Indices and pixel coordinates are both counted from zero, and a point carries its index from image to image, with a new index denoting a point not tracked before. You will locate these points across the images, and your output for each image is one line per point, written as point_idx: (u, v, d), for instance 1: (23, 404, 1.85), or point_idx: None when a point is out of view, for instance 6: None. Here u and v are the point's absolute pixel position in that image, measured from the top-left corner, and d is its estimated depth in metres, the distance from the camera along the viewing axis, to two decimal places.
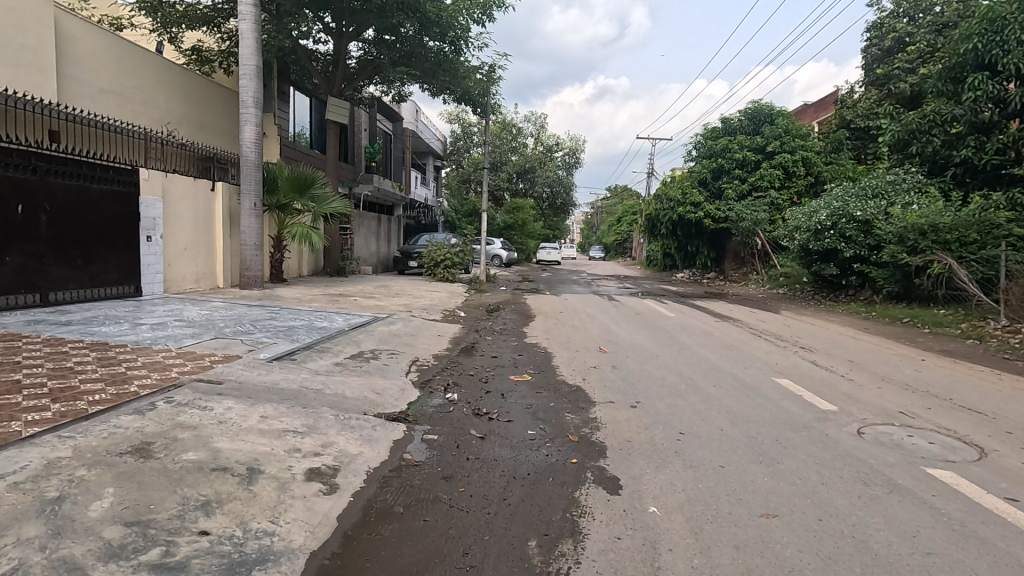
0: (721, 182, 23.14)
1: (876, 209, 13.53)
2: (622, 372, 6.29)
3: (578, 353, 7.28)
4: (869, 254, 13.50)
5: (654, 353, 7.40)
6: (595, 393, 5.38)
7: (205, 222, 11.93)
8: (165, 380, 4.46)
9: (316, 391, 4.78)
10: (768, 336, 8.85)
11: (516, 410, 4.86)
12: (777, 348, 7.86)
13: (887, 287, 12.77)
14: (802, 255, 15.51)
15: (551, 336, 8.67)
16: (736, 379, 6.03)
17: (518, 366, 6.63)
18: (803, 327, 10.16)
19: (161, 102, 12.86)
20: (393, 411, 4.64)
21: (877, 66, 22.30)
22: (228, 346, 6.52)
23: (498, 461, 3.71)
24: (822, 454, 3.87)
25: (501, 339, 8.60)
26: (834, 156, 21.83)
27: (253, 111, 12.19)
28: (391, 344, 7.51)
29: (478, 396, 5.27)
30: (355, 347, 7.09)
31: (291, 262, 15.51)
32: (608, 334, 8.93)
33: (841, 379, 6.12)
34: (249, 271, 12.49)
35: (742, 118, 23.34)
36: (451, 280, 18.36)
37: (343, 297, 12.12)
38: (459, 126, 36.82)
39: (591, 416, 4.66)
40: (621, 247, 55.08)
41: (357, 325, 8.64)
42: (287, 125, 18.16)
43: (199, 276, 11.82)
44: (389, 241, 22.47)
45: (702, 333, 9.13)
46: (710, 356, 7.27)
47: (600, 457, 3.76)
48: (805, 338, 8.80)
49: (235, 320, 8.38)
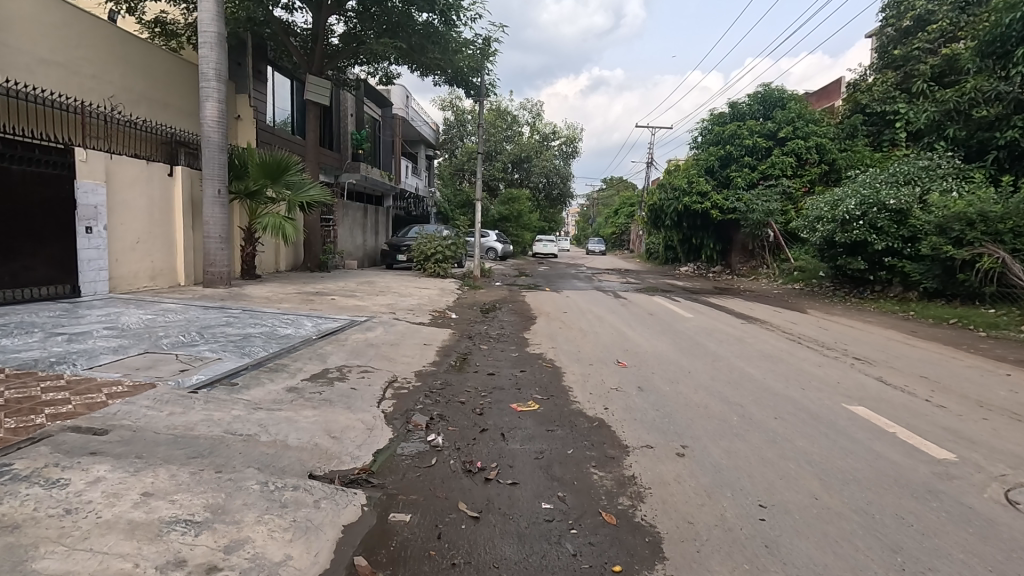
0: (729, 170, 21.90)
1: (910, 196, 12.28)
2: (653, 398, 4.96)
3: (592, 369, 5.96)
4: (903, 246, 12.23)
5: (685, 368, 6.07)
6: (624, 432, 4.09)
7: (163, 213, 10.53)
8: (20, 433, 3.09)
9: (245, 442, 3.43)
10: (811, 344, 7.52)
11: (521, 463, 3.57)
12: (828, 359, 6.57)
13: (924, 283, 11.51)
14: (824, 248, 14.20)
15: (558, 345, 7.34)
16: (802, 407, 4.71)
17: (520, 388, 5.29)
18: (841, 330, 8.90)
19: (116, 78, 11.37)
20: (349, 469, 3.34)
21: (894, 49, 20.76)
22: (155, 365, 5.15)
23: (500, 571, 2.41)
24: (986, 551, 2.59)
25: (498, 347, 7.29)
26: (849, 142, 20.50)
27: (215, 84, 10.71)
28: (365, 359, 6.13)
29: (470, 439, 3.96)
30: (320, 364, 5.71)
31: (265, 256, 14.13)
32: (623, 341, 7.60)
33: (929, 406, 4.83)
34: (213, 267, 11.06)
35: (751, 103, 22.13)
36: (443, 275, 17.00)
37: (318, 297, 10.73)
38: (453, 113, 35.31)
39: (627, 474, 3.38)
40: (620, 241, 53.78)
41: (327, 332, 7.28)
42: (263, 107, 16.71)
43: (154, 273, 10.42)
44: (377, 233, 21.12)
45: (731, 340, 7.81)
46: (755, 372, 5.96)
47: (655, 559, 2.49)
48: (855, 346, 7.48)
49: (181, 328, 6.97)
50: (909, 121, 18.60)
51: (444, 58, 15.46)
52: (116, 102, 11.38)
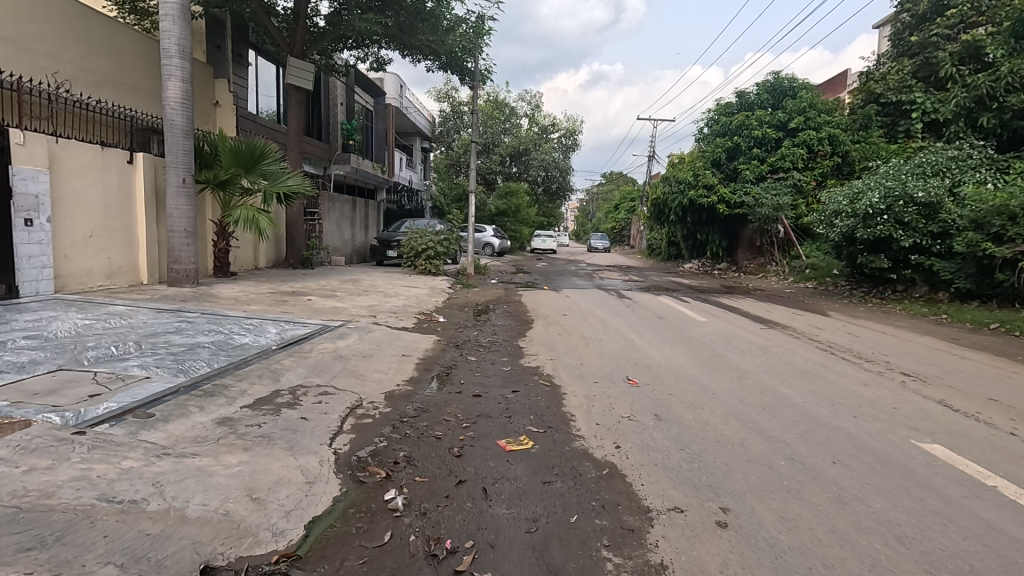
0: (737, 162, 20.88)
1: (939, 188, 11.34)
2: (675, 431, 4.01)
3: (598, 389, 5.02)
4: (932, 243, 11.26)
5: (708, 388, 5.11)
6: (643, 487, 3.15)
7: (121, 204, 9.57)
8: None
9: (124, 515, 2.47)
10: (847, 356, 6.54)
11: (507, 541, 2.60)
12: (873, 376, 5.63)
13: (956, 283, 10.62)
14: (842, 245, 13.23)
15: (558, 356, 6.39)
16: (867, 448, 3.72)
17: (511, 416, 4.32)
18: (873, 337, 7.98)
19: (77, 56, 10.29)
20: (267, 555, 2.39)
21: (909, 35, 19.56)
22: (61, 390, 4.17)
23: None
24: None
25: (488, 359, 6.33)
26: (862, 133, 19.42)
27: (178, 61, 9.68)
28: (328, 377, 5.14)
29: (441, 500, 2.99)
30: (272, 384, 4.75)
31: (242, 252, 13.14)
32: (631, 350, 6.66)
33: (1018, 441, 3.90)
34: (177, 264, 10.06)
35: (760, 92, 21.16)
36: (435, 272, 16.03)
37: (293, 298, 9.76)
38: (449, 105, 34.21)
39: (654, 563, 2.44)
40: (620, 237, 52.85)
41: (289, 341, 6.29)
42: (242, 93, 15.73)
43: (111, 272, 9.44)
44: (367, 227, 20.10)
45: (754, 350, 6.84)
46: (792, 393, 4.99)
47: None
48: (897, 357, 6.50)
49: (118, 337, 5.96)
50: (926, 112, 17.65)
51: (435, 39, 14.37)
52: (60, 79, 9.89)
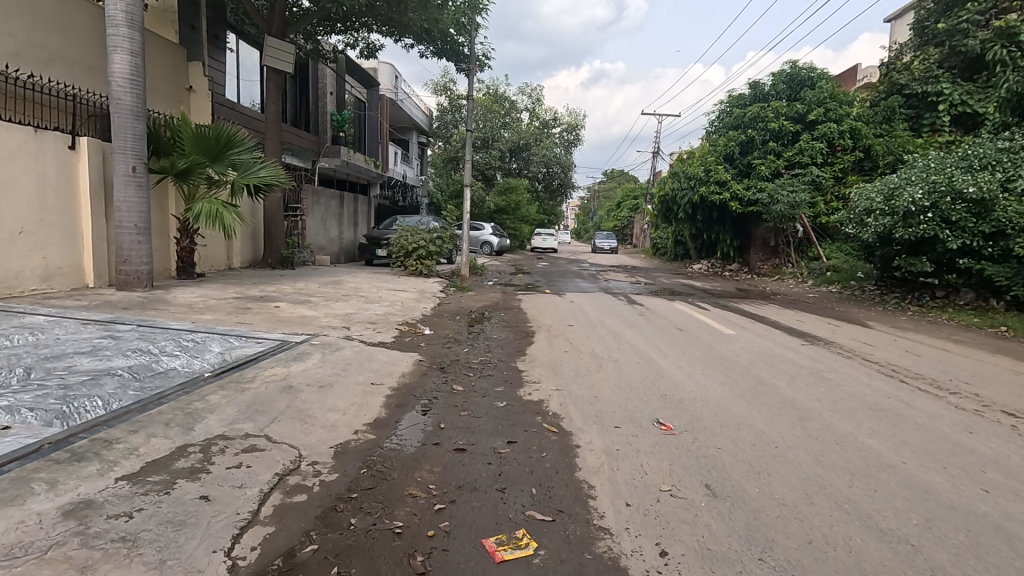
0: (751, 156, 19.62)
1: (993, 183, 9.97)
2: (744, 520, 2.75)
3: (622, 440, 3.76)
4: (983, 245, 10.02)
5: (769, 438, 3.85)
6: None
7: (60, 196, 8.30)
8: None
9: None
10: (923, 386, 5.26)
11: None
12: (974, 417, 4.37)
13: (1014, 289, 9.39)
14: (875, 246, 11.97)
15: (566, 384, 5.12)
16: None
17: (506, 491, 3.05)
18: (937, 357, 6.72)
19: (23, 29, 8.98)
20: None
21: (933, 23, 17.85)
22: None
23: None
24: None
25: (479, 388, 5.06)
26: (885, 126, 18.05)
27: (124, 31, 8.39)
28: (265, 421, 3.86)
29: None
30: (182, 436, 3.48)
31: (212, 250, 11.90)
32: (656, 377, 5.38)
33: None
34: (127, 265, 8.77)
35: (776, 82, 19.82)
36: (427, 273, 14.79)
37: (258, 304, 8.49)
38: (447, 98, 32.90)
39: None
40: (621, 234, 51.62)
41: (229, 366, 5.01)
42: (218, 79, 14.46)
43: (47, 274, 8.18)
44: (356, 224, 18.85)
45: (805, 376, 5.56)
46: (882, 448, 3.71)
47: None
48: (985, 388, 5.23)
49: (7, 361, 4.68)
50: (954, 104, 16.41)
51: (426, 16, 13.05)
52: None
